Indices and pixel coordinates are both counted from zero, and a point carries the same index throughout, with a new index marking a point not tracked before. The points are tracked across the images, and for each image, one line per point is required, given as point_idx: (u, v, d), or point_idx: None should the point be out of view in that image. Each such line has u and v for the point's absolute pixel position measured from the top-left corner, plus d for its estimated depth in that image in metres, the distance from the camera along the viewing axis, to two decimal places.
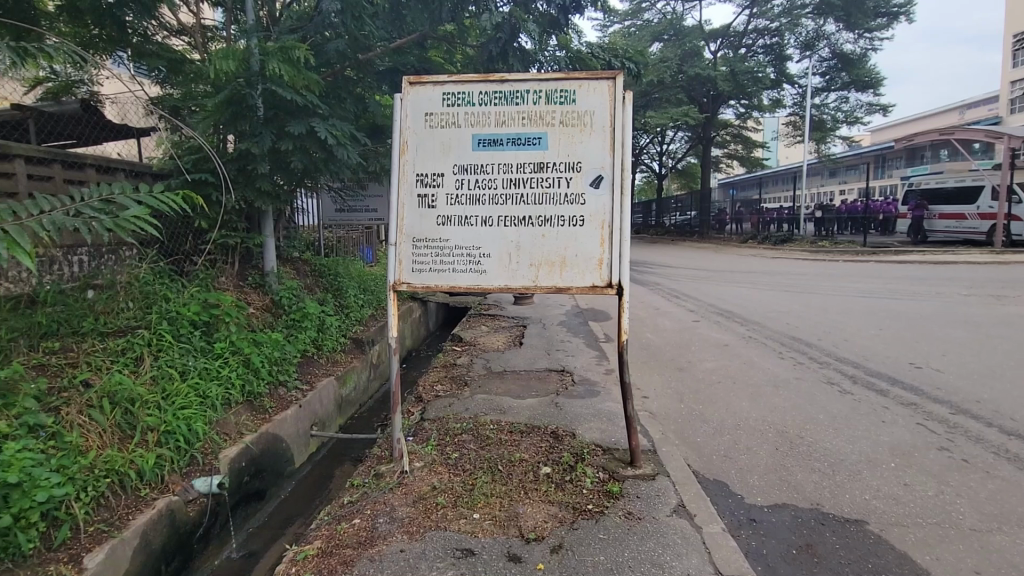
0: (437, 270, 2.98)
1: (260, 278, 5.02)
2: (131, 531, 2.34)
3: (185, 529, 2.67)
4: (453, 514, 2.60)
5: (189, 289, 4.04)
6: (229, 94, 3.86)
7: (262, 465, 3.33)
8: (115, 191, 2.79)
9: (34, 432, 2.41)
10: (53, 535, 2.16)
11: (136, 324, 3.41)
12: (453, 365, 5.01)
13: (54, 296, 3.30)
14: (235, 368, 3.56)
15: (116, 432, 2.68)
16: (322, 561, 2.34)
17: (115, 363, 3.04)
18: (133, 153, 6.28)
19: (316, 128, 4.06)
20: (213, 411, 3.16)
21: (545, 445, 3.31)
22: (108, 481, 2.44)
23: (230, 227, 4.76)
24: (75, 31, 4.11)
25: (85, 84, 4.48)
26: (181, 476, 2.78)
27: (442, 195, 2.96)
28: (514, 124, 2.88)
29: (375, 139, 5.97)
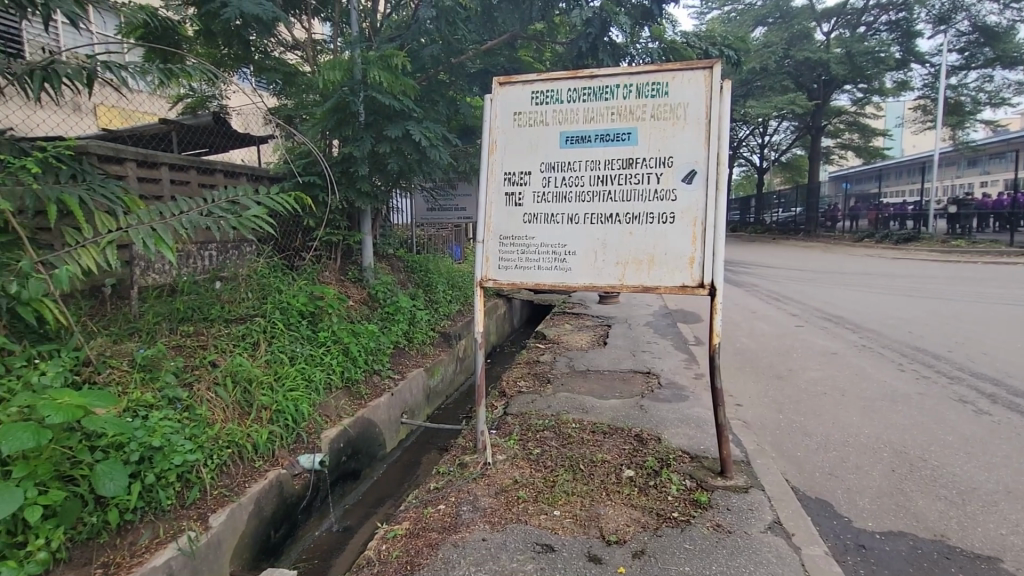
0: (522, 267, 3.01)
1: (358, 273, 5.39)
2: (247, 496, 2.63)
3: (291, 500, 2.94)
4: (534, 509, 2.63)
5: (298, 282, 4.43)
6: (335, 102, 4.16)
7: (358, 447, 3.58)
8: (239, 194, 3.12)
9: (173, 404, 2.76)
10: (186, 495, 2.46)
11: (254, 313, 3.80)
12: (537, 362, 5.05)
13: (190, 286, 3.74)
14: (336, 355, 3.86)
15: (237, 408, 3.00)
16: (410, 541, 2.47)
17: (236, 347, 3.40)
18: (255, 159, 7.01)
19: (412, 131, 4.27)
20: (317, 394, 3.45)
21: (629, 447, 3.24)
22: (229, 451, 2.74)
23: (334, 225, 5.15)
24: (209, 52, 4.64)
25: (215, 97, 5.04)
26: (289, 452, 3.05)
27: (529, 193, 2.99)
28: (602, 120, 2.84)
29: (465, 140, 6.16)
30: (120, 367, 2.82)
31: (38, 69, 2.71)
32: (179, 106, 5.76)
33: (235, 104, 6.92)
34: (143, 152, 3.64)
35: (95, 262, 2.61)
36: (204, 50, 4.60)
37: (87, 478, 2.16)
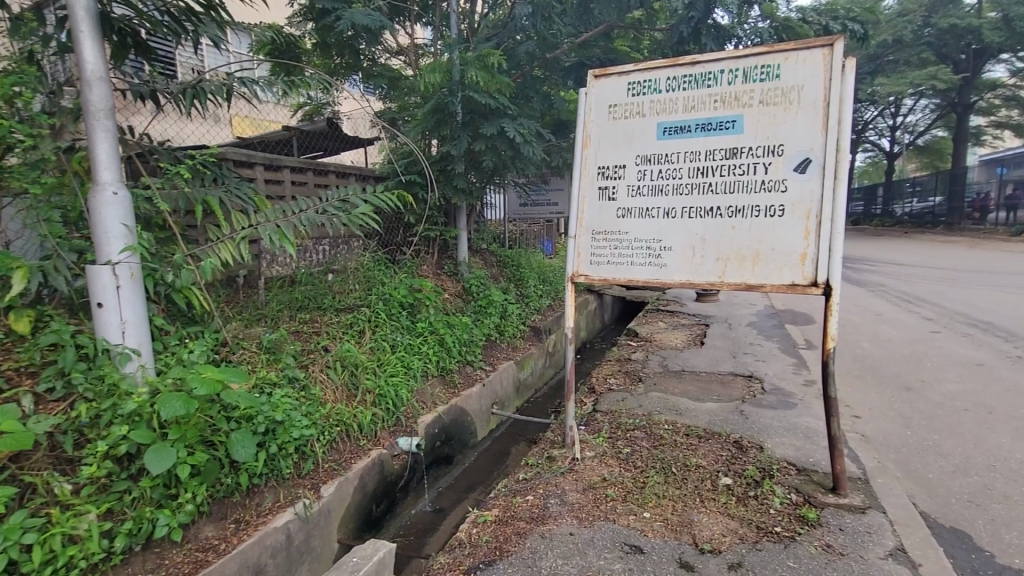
0: (615, 262, 2.97)
1: (454, 267, 5.62)
2: (353, 471, 2.88)
3: (391, 478, 3.16)
4: (623, 509, 2.58)
5: (399, 275, 4.72)
6: (435, 103, 4.34)
7: (452, 433, 3.75)
8: (349, 193, 3.37)
9: (292, 383, 3.06)
10: (302, 465, 2.73)
11: (361, 303, 4.11)
12: (628, 360, 4.94)
13: (306, 278, 4.11)
14: (433, 345, 4.06)
15: (345, 390, 3.27)
16: (499, 527, 2.55)
17: (345, 334, 3.70)
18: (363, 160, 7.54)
19: (506, 128, 4.36)
20: (414, 381, 3.66)
21: (726, 454, 3.06)
22: (337, 429, 2.99)
23: (432, 221, 5.43)
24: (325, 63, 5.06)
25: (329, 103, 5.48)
26: (389, 433, 3.27)
27: (623, 187, 2.93)
28: (704, 108, 2.69)
29: (559, 135, 6.15)
30: (250, 349, 3.17)
31: (190, 88, 3.12)
32: (300, 113, 6.34)
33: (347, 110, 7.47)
34: (269, 157, 4.05)
35: (231, 255, 2.96)
36: (320, 61, 5.02)
37: (223, 444, 2.45)
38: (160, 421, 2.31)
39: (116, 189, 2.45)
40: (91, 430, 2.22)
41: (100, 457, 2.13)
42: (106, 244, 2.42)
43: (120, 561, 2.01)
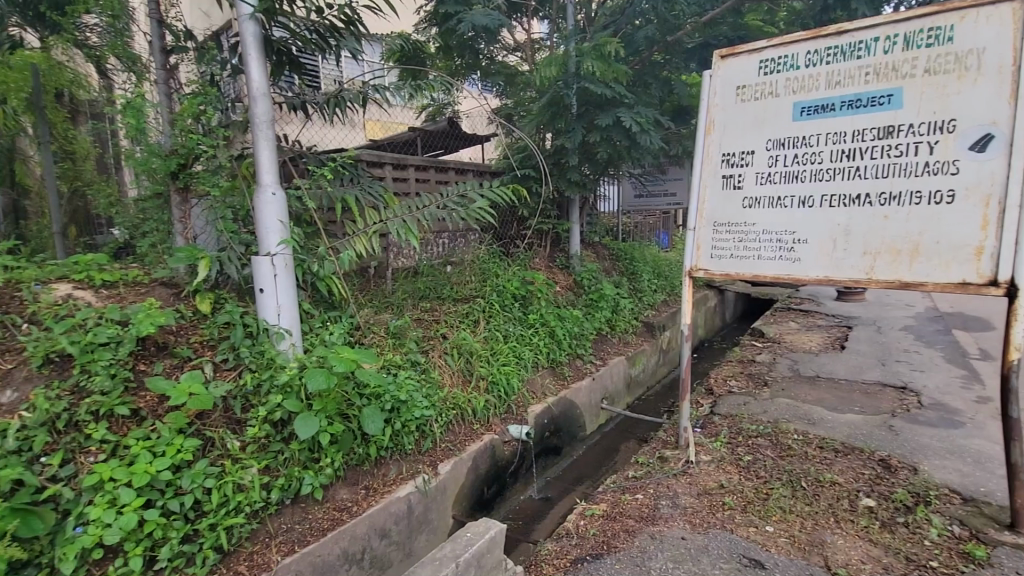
0: (739, 255, 2.78)
1: (566, 260, 5.65)
2: (467, 453, 3.05)
3: (502, 463, 3.29)
4: (742, 520, 2.42)
5: (512, 267, 4.86)
6: (551, 97, 4.37)
7: (561, 425, 3.80)
8: (468, 188, 3.55)
9: (414, 366, 3.29)
10: (422, 442, 2.95)
11: (476, 294, 4.30)
12: (752, 362, 4.59)
13: (428, 269, 4.39)
14: (543, 336, 4.14)
15: (461, 376, 3.46)
16: (607, 523, 2.53)
17: (461, 323, 3.90)
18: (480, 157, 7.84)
19: (623, 117, 4.25)
20: (526, 370, 3.77)
21: (869, 473, 2.72)
22: (453, 412, 3.17)
23: (546, 214, 5.50)
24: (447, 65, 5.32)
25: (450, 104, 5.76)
26: (501, 420, 3.41)
27: (751, 175, 2.72)
28: (852, 83, 2.39)
29: (679, 122, 5.85)
30: (379, 333, 3.46)
31: (333, 97, 3.47)
32: (424, 114, 6.75)
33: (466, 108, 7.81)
34: (397, 157, 4.37)
35: (364, 247, 3.27)
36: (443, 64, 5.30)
37: (356, 417, 2.72)
38: (306, 393, 2.62)
39: (274, 190, 2.81)
40: (254, 397, 2.58)
41: (260, 421, 2.47)
42: (266, 237, 2.79)
43: (274, 511, 2.32)
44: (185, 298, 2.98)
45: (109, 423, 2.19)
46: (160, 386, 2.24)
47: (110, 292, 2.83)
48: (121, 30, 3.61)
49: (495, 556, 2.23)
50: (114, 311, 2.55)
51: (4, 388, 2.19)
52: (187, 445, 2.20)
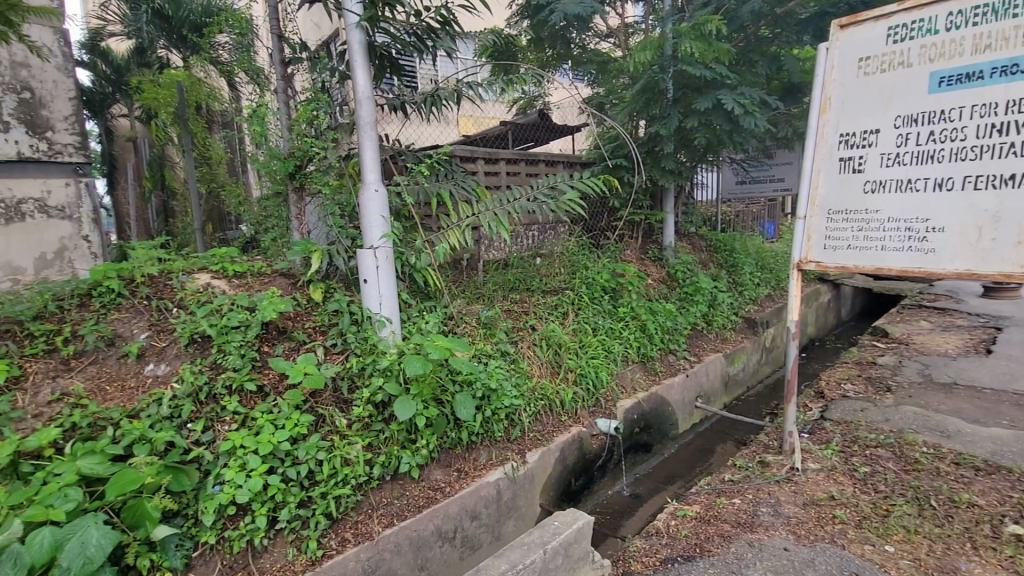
0: (859, 246, 2.52)
1: (659, 252, 5.48)
2: (555, 444, 3.08)
3: (590, 456, 3.28)
4: (856, 536, 2.21)
5: (603, 260, 4.79)
6: (645, 83, 4.22)
7: (651, 421, 3.70)
8: (558, 180, 3.55)
9: (504, 356, 3.36)
10: (511, 431, 3.01)
11: (565, 286, 4.29)
12: (872, 364, 4.14)
13: (518, 261, 4.45)
14: (634, 331, 4.06)
15: (550, 367, 3.49)
16: (700, 525, 2.43)
17: (550, 315, 3.93)
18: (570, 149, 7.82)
19: (724, 100, 4.00)
20: (615, 364, 3.74)
21: (1018, 497, 2.36)
22: (542, 402, 3.21)
23: (638, 205, 5.35)
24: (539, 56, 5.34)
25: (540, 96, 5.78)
26: (589, 413, 3.40)
27: (874, 156, 2.45)
28: (1005, 45, 2.04)
29: (788, 101, 5.39)
30: (471, 322, 3.56)
31: (429, 96, 3.62)
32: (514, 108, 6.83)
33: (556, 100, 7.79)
34: (489, 151, 4.47)
35: (458, 240, 3.39)
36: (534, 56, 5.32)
37: (449, 402, 2.84)
38: (404, 377, 2.78)
39: (376, 187, 3.00)
40: (359, 379, 2.78)
41: (364, 401, 2.67)
42: (370, 231, 2.99)
43: (376, 485, 2.49)
44: (300, 287, 3.27)
45: (240, 396, 2.48)
46: (281, 366, 2.49)
47: (239, 281, 3.19)
48: (249, 46, 4.03)
49: (582, 547, 2.23)
50: (243, 298, 2.87)
51: (160, 363, 2.55)
52: (303, 420, 2.43)
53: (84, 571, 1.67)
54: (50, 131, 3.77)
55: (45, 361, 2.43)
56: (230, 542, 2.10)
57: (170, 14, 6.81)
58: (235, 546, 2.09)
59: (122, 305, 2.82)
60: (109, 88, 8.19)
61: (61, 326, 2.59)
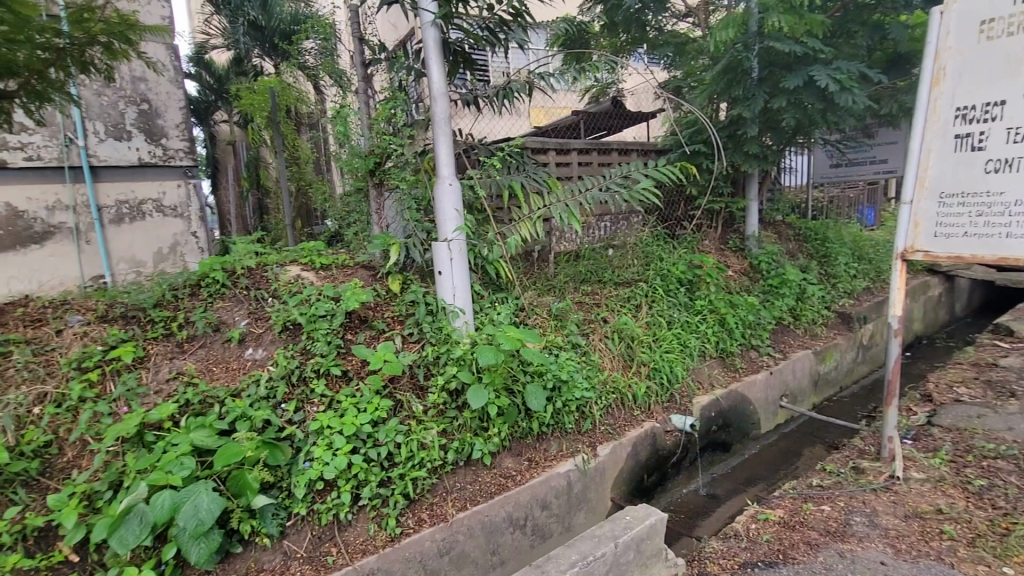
0: (977, 234, 2.25)
1: (741, 242, 5.21)
2: (627, 438, 3.03)
3: (663, 452, 3.20)
4: (967, 554, 2.00)
5: (678, 251, 4.62)
6: (727, 63, 4.00)
7: (730, 420, 3.55)
8: (632, 168, 3.47)
9: (575, 348, 3.34)
10: (582, 423, 3.00)
11: (638, 278, 4.19)
12: (992, 366, 3.70)
13: (590, 253, 4.38)
14: (713, 325, 3.90)
15: (622, 360, 3.43)
16: (783, 531, 2.30)
17: (623, 308, 3.85)
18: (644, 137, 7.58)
19: (817, 77, 3.71)
20: (691, 359, 3.61)
21: None
22: (613, 396, 3.16)
23: (718, 192, 5.09)
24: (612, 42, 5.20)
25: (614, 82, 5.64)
26: (663, 409, 3.31)
27: (998, 132, 2.17)
28: None
29: (892, 74, 4.89)
30: (542, 314, 3.57)
31: (502, 89, 3.65)
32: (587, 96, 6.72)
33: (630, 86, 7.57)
34: (561, 142, 4.43)
35: (529, 232, 3.41)
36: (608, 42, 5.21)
37: (521, 392, 2.86)
38: (477, 366, 2.85)
39: (450, 181, 3.07)
40: (434, 367, 2.88)
41: (439, 389, 2.76)
42: (444, 225, 3.08)
43: (450, 470, 2.57)
44: (380, 279, 3.43)
45: (327, 380, 2.65)
46: (363, 353, 2.64)
47: (326, 273, 3.41)
48: (332, 50, 4.26)
49: (655, 544, 2.19)
50: (329, 289, 3.07)
51: (257, 347, 2.78)
52: (383, 404, 2.56)
53: (197, 530, 1.88)
54: (164, 138, 4.17)
55: (164, 344, 2.72)
56: (318, 514, 2.26)
57: (263, 24, 7.54)
58: (323, 519, 2.24)
59: (226, 294, 3.10)
60: (212, 97, 8.99)
61: (176, 312, 2.89)
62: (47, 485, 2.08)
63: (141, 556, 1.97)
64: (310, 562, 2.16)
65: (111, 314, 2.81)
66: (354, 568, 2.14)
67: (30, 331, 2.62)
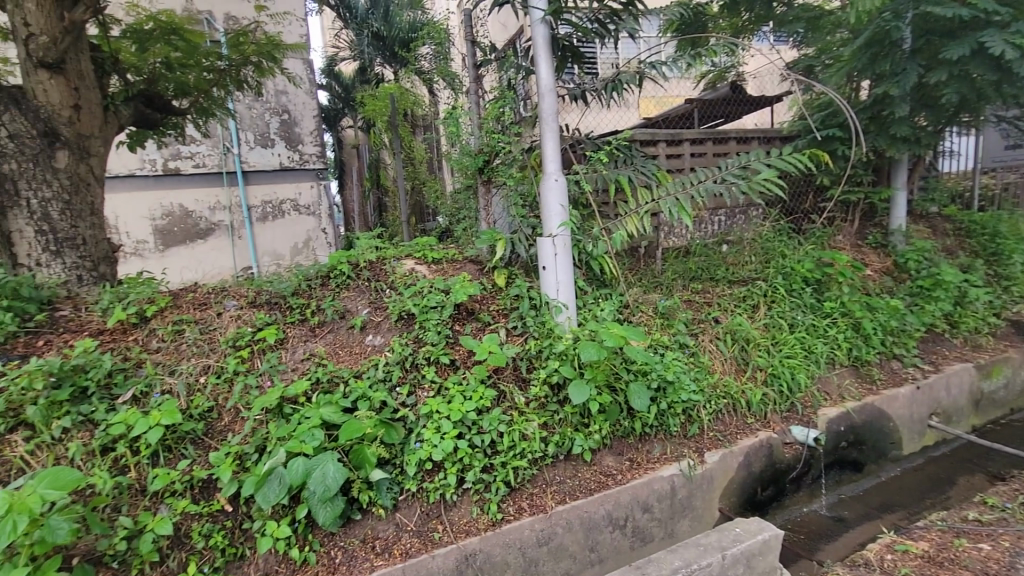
0: None
1: (882, 237, 4.63)
2: (739, 447, 2.84)
3: (781, 466, 2.95)
4: None
5: (804, 247, 4.21)
6: (871, 34, 3.56)
7: (862, 436, 3.18)
8: (752, 158, 3.23)
9: (683, 348, 3.20)
10: (688, 427, 2.86)
11: (756, 277, 3.89)
12: None
13: (701, 249, 4.14)
14: (844, 330, 3.51)
15: (736, 363, 3.22)
16: (927, 566, 2.02)
17: (737, 308, 3.61)
18: (767, 123, 7.00)
19: (989, 43, 3.17)
20: (817, 367, 3.29)
21: None
22: (725, 401, 2.98)
23: (855, 181, 4.55)
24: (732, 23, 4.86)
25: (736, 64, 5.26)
26: (782, 418, 3.06)
27: None
28: None
29: None
30: (648, 312, 3.46)
31: (611, 82, 3.57)
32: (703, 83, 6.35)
33: (751, 69, 7.02)
34: (672, 133, 4.24)
35: (636, 227, 3.32)
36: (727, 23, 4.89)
37: (623, 391, 2.80)
38: (579, 362, 2.84)
39: (556, 177, 3.09)
40: (537, 360, 2.92)
41: (541, 382, 2.79)
42: (550, 220, 3.10)
43: (550, 463, 2.60)
44: (487, 272, 3.55)
45: (437, 367, 2.81)
46: (470, 344, 2.75)
47: (437, 266, 3.60)
48: (446, 53, 4.47)
49: (768, 561, 2.05)
50: (440, 282, 3.24)
51: (377, 334, 3.02)
52: (487, 394, 2.65)
53: (324, 495, 2.10)
54: None
55: (299, 328, 3.05)
56: (426, 492, 2.40)
57: (385, 34, 8.22)
58: (431, 497, 2.38)
59: (350, 285, 3.41)
60: (340, 105, 9.91)
61: (309, 300, 3.23)
62: (209, 443, 2.43)
63: (279, 512, 2.24)
64: (418, 536, 2.31)
65: (259, 300, 3.20)
66: (457, 547, 2.27)
67: (198, 313, 3.06)
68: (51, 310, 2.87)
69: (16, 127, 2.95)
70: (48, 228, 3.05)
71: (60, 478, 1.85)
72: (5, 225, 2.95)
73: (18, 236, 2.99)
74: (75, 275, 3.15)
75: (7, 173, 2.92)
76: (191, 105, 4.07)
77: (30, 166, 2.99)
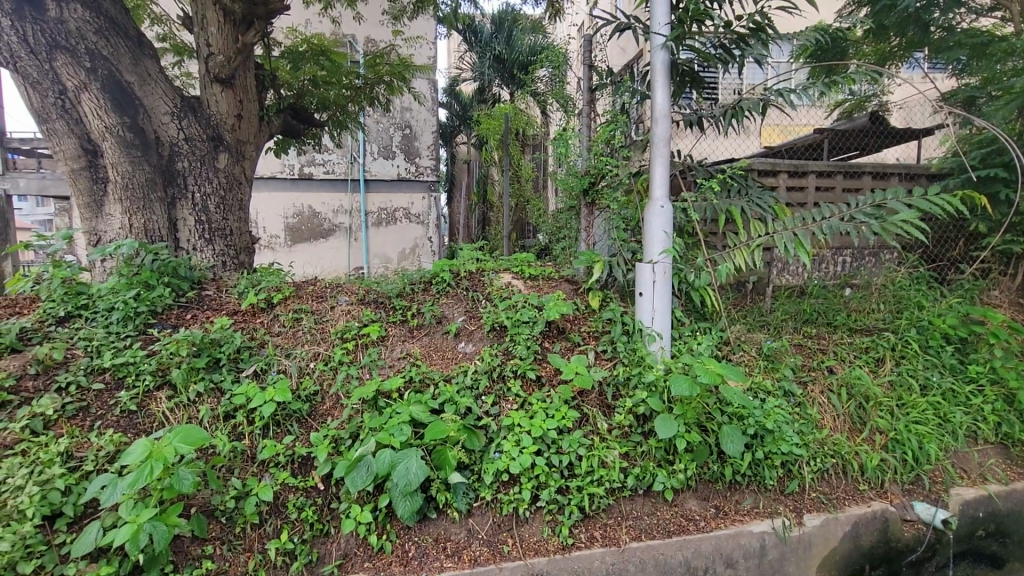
0: None
1: None
2: (846, 516, 2.54)
3: (896, 546, 2.59)
4: None
5: (946, 300, 3.71)
6: None
7: (1005, 526, 2.72)
8: (889, 197, 2.93)
9: (787, 397, 2.93)
10: (786, 483, 2.62)
11: (884, 328, 3.49)
12: None
13: (818, 290, 3.81)
14: (994, 400, 3.02)
15: (848, 421, 2.90)
16: None
17: (858, 359, 3.25)
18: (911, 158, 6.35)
19: None
20: (954, 440, 2.86)
21: None
22: (833, 460, 2.68)
23: None
24: (877, 49, 4.49)
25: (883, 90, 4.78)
26: (902, 491, 2.70)
27: None
28: None
29: None
30: (750, 352, 3.24)
31: (731, 108, 3.43)
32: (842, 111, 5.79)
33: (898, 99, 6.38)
34: (796, 163, 3.98)
35: (744, 261, 3.14)
36: (871, 49, 4.51)
37: (715, 433, 2.62)
38: (668, 396, 2.71)
39: (662, 204, 3.02)
40: (624, 388, 2.83)
41: (627, 411, 2.71)
42: (651, 246, 3.03)
43: (628, 496, 2.51)
44: (581, 293, 3.54)
45: (523, 382, 2.84)
46: (557, 362, 2.73)
47: (533, 282, 3.67)
48: (563, 76, 4.58)
49: None
50: (535, 299, 3.28)
51: (469, 342, 3.14)
52: (570, 415, 2.61)
53: (405, 489, 2.19)
54: None
55: (399, 328, 3.24)
56: (501, 504, 2.42)
57: (505, 57, 8.72)
58: (504, 509, 2.40)
59: (449, 292, 3.56)
60: (457, 122, 10.54)
61: (411, 303, 3.42)
62: (311, 424, 2.64)
63: (364, 498, 2.38)
64: (488, 546, 2.34)
65: (367, 298, 3.46)
66: (525, 563, 2.28)
67: (315, 304, 3.37)
68: (199, 289, 3.31)
69: (192, 132, 3.48)
70: (205, 219, 3.54)
71: (190, 435, 2.07)
72: (174, 213, 3.44)
73: (182, 223, 3.47)
74: (222, 261, 3.62)
75: (179, 170, 3.45)
76: (330, 118, 4.54)
77: (198, 165, 3.51)
